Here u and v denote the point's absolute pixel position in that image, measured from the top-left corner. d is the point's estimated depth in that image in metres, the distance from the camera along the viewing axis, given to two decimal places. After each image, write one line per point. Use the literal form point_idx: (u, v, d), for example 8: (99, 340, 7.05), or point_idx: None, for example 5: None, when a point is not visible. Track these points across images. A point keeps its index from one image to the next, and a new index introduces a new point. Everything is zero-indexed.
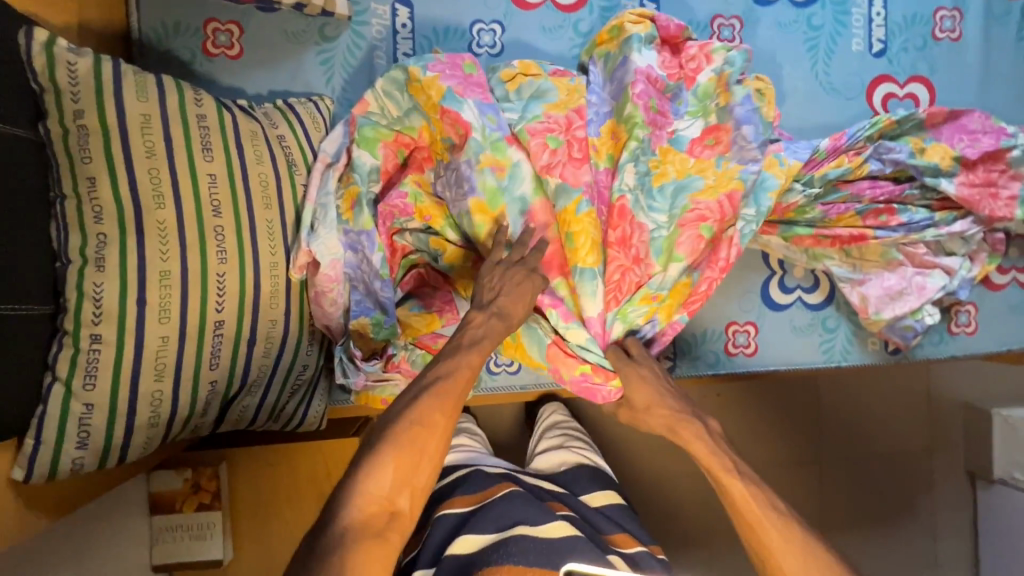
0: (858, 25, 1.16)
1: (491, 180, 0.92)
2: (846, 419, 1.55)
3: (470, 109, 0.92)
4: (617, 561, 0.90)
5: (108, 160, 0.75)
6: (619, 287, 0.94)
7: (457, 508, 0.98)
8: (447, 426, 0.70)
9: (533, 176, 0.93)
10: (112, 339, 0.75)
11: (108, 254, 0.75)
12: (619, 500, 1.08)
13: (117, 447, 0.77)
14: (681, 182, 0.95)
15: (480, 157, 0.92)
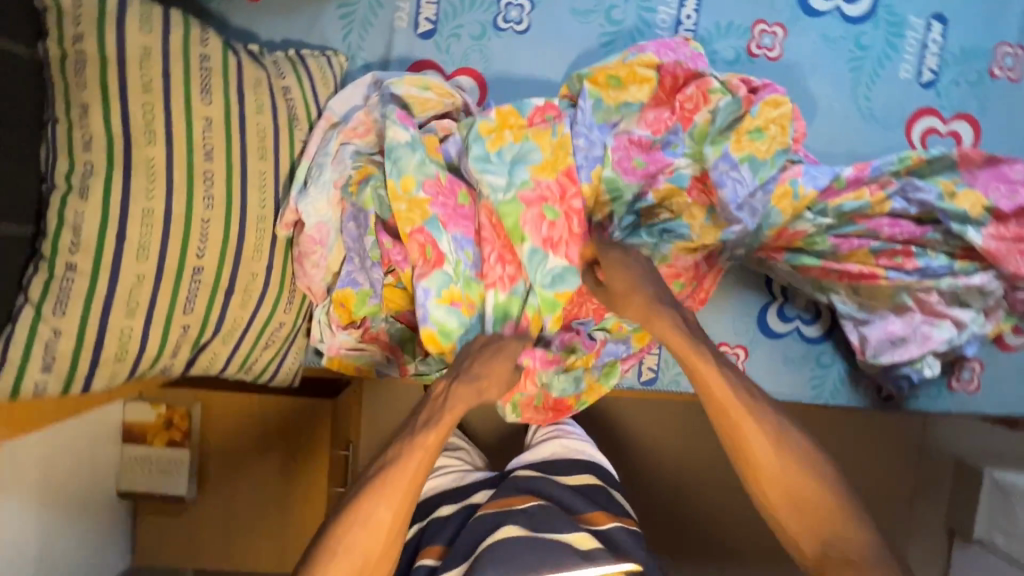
0: (910, 51, 1.09)
1: (439, 307, 0.87)
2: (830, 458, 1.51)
3: (447, 242, 0.89)
4: (582, 539, 0.88)
5: (104, 90, 0.74)
6: (572, 338, 0.97)
7: (430, 560, 0.94)
8: (396, 500, 0.75)
9: (495, 309, 0.91)
10: (87, 269, 0.75)
11: (92, 184, 0.74)
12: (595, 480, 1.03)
13: (82, 376, 0.77)
14: (670, 225, 0.97)
15: (443, 291, 0.88)
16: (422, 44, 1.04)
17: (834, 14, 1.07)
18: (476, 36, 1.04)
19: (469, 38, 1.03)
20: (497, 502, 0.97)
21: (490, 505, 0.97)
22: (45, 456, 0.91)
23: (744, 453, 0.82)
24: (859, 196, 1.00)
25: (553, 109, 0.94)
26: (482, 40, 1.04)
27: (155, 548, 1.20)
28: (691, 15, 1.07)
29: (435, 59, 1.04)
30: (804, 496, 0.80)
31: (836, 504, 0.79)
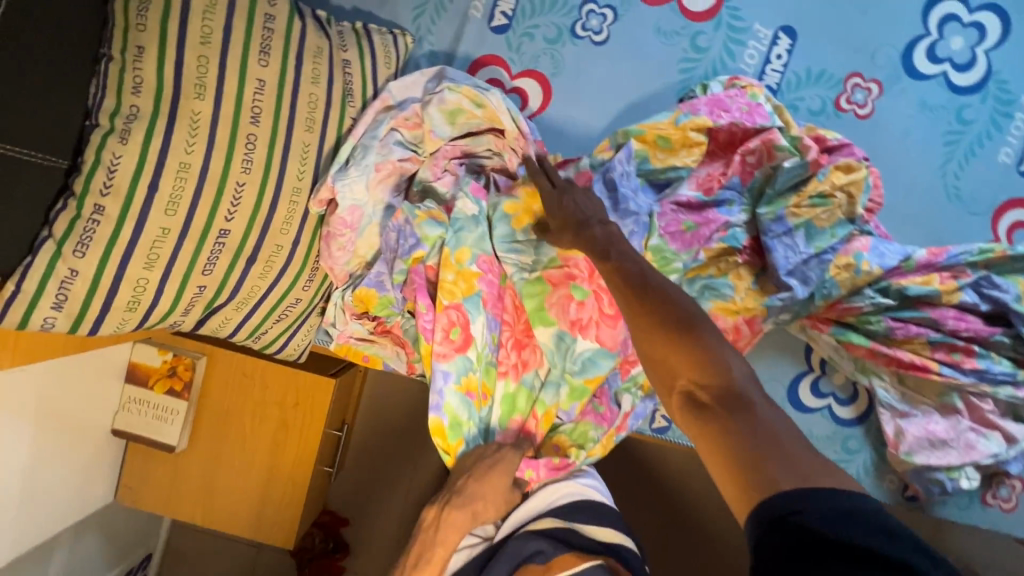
0: (1016, 134, 0.99)
1: (455, 397, 0.88)
2: None
3: (481, 325, 0.90)
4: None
5: (162, 35, 0.72)
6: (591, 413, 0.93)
7: None
8: None
9: (506, 399, 0.92)
10: (114, 215, 0.73)
11: (135, 129, 0.72)
12: (554, 522, 0.87)
13: (91, 320, 0.76)
14: (713, 281, 0.93)
15: (462, 377, 0.89)
16: (493, 38, 0.99)
17: (940, 80, 0.98)
18: (550, 39, 0.99)
19: (543, 40, 0.98)
20: None
21: None
22: (44, 385, 0.91)
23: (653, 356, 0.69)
24: (927, 280, 0.92)
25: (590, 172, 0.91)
26: (556, 44, 0.98)
27: (137, 489, 1.20)
28: (782, 54, 0.99)
29: (503, 56, 0.99)
30: (675, 351, 0.67)
31: (704, 356, 0.66)
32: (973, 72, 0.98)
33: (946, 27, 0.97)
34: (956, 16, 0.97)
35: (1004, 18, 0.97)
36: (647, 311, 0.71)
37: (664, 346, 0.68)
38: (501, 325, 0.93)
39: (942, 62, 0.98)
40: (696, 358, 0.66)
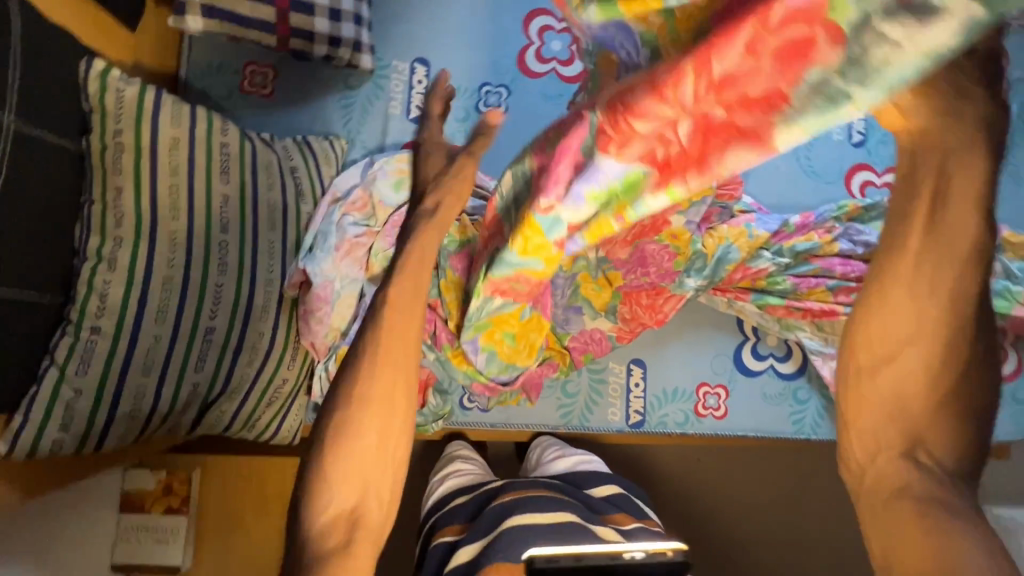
0: None
1: (501, 362, 0.93)
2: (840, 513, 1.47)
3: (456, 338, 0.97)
4: (607, 531, 0.90)
5: (137, 175, 0.85)
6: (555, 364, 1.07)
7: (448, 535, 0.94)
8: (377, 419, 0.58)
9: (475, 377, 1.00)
10: (111, 333, 0.82)
11: (121, 255, 0.83)
12: (616, 488, 1.05)
13: (96, 434, 0.82)
14: None
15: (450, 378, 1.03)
16: (413, 127, 1.18)
17: None
18: (460, 118, 1.19)
19: (455, 120, 1.18)
20: (516, 490, 0.96)
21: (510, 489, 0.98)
22: (45, 525, 0.92)
23: (871, 372, 0.52)
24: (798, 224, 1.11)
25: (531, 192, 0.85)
26: (466, 122, 1.19)
27: None
28: None
29: None
30: (917, 395, 0.50)
31: (975, 417, 0.49)
32: None
33: None
34: None
35: None
36: (933, 316, 0.48)
37: (890, 408, 0.52)
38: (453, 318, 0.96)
39: None
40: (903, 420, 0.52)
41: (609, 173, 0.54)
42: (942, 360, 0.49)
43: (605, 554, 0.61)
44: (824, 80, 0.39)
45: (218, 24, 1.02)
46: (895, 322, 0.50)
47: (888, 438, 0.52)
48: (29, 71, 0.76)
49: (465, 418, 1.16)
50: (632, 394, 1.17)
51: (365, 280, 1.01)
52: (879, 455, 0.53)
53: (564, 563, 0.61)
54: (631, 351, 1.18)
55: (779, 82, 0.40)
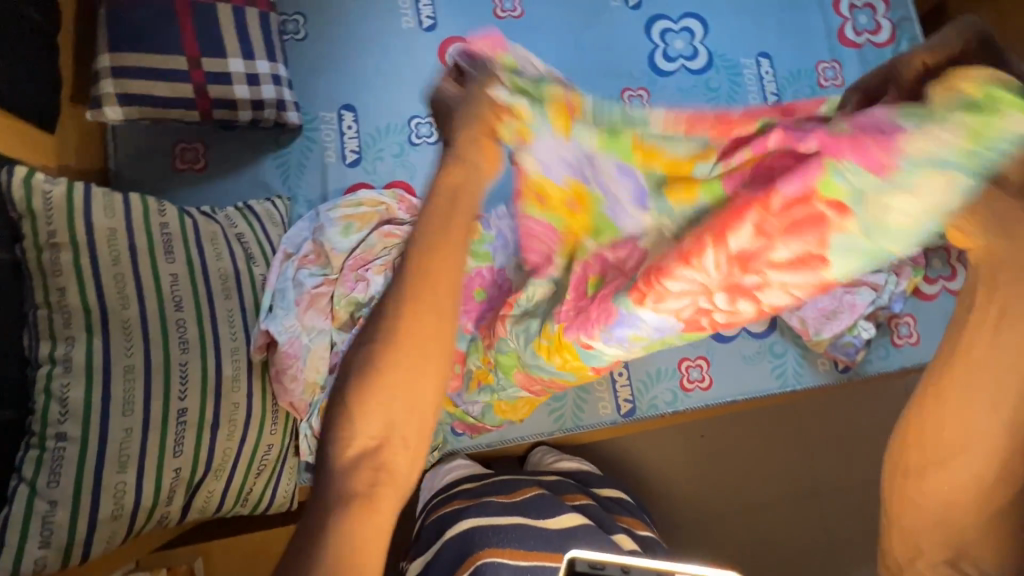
0: (751, 84, 1.33)
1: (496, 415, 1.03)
2: (846, 456, 1.49)
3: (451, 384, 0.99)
4: (624, 538, 0.89)
5: (78, 272, 0.84)
6: None
7: (453, 504, 0.95)
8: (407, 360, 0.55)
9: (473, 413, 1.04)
10: (78, 435, 0.79)
11: (75, 355, 0.81)
12: (621, 495, 1.07)
13: (80, 545, 0.79)
14: None
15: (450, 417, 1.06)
16: (352, 171, 1.20)
17: (682, 70, 1.32)
18: (396, 154, 1.22)
19: (391, 157, 1.21)
20: (522, 490, 0.96)
21: (518, 487, 0.98)
22: None
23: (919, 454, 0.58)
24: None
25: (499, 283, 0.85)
26: (402, 157, 1.21)
27: None
28: None
29: (365, 181, 1.20)
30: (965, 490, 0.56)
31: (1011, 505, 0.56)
32: (700, 57, 1.32)
33: (667, 36, 1.32)
34: (670, 27, 1.33)
35: (699, 18, 1.34)
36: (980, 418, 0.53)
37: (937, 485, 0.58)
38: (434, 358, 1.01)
39: (677, 59, 1.32)
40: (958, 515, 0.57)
41: (645, 324, 0.64)
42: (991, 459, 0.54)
43: (655, 569, 0.53)
44: (851, 241, 0.48)
45: (137, 110, 1.03)
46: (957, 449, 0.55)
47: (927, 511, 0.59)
48: None
49: (460, 444, 1.15)
50: (617, 384, 1.18)
51: (334, 329, 1.01)
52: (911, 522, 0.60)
53: (611, 573, 0.54)
54: None
55: (805, 246, 0.49)
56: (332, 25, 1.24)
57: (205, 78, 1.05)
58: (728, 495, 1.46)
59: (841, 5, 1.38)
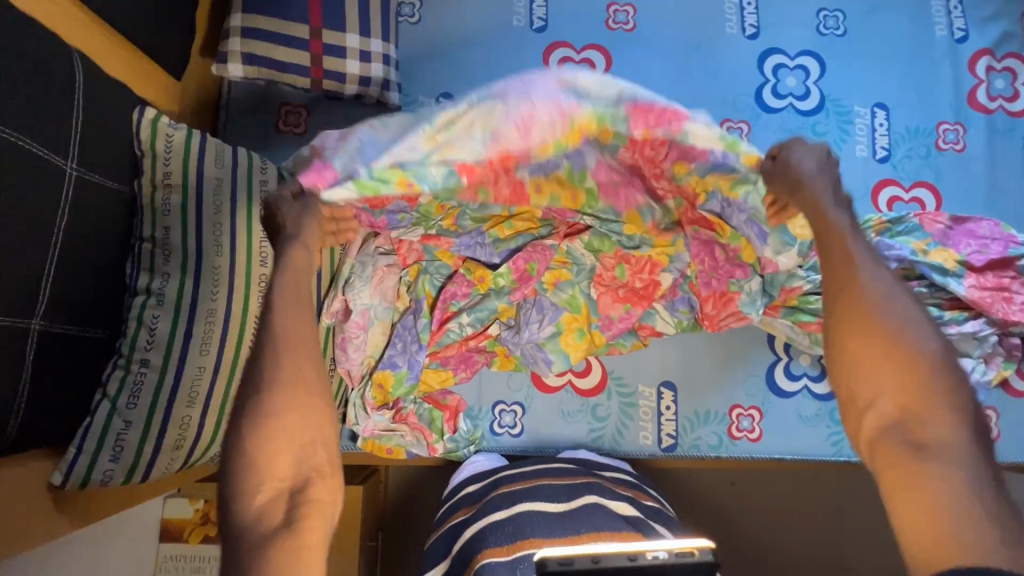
0: (861, 134, 1.26)
1: (484, 311, 1.08)
2: (889, 542, 1.38)
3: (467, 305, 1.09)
4: (623, 507, 0.89)
5: (183, 216, 0.90)
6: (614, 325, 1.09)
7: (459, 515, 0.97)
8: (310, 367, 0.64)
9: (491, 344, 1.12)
10: (158, 365, 0.85)
11: (168, 292, 0.88)
12: (625, 475, 1.05)
13: (144, 466, 0.85)
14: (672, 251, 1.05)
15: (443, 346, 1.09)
16: None
17: (790, 108, 1.26)
18: None
19: None
20: (518, 481, 0.96)
21: (511, 476, 0.98)
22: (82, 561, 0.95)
23: (860, 360, 0.61)
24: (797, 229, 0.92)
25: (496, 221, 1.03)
26: None
27: None
28: None
29: None
30: (902, 392, 0.58)
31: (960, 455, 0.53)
32: (811, 98, 1.27)
33: (780, 71, 1.27)
34: (784, 63, 1.28)
35: (817, 57, 1.28)
36: (894, 345, 0.60)
37: (892, 478, 0.55)
38: (453, 280, 1.08)
39: (786, 97, 1.27)
40: (895, 355, 0.59)
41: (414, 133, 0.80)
42: (900, 359, 0.59)
43: (625, 554, 0.58)
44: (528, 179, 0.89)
45: (256, 70, 1.09)
46: (843, 317, 0.63)
47: (866, 398, 0.60)
48: (85, 132, 0.82)
49: (495, 442, 1.15)
50: (663, 416, 1.16)
51: (396, 308, 1.09)
52: (863, 417, 0.60)
53: (580, 566, 0.57)
54: (660, 372, 1.17)
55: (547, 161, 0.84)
56: (447, 13, 1.27)
57: (322, 48, 1.09)
58: (752, 552, 1.41)
59: (976, 65, 1.28)
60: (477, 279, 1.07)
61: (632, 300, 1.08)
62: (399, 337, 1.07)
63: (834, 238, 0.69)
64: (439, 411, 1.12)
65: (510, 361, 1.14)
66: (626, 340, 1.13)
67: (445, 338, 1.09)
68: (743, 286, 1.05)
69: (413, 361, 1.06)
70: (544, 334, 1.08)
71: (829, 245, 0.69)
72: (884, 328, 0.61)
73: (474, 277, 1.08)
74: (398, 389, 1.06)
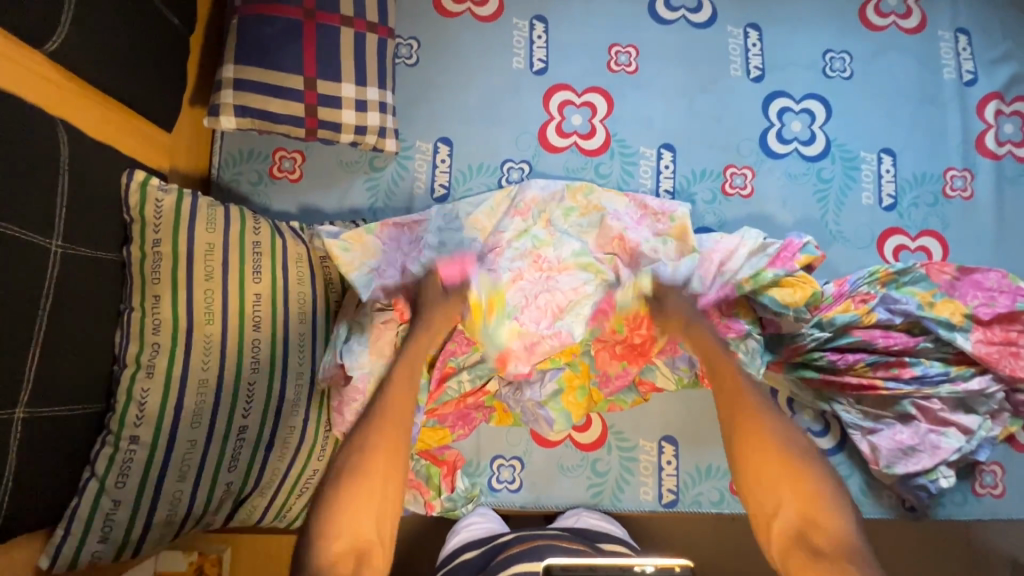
0: (867, 181, 1.23)
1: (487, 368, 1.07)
2: None
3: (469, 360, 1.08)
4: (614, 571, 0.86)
5: (173, 283, 0.88)
6: (614, 381, 1.07)
7: None
8: (385, 437, 0.85)
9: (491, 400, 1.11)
10: (148, 440, 0.84)
11: (158, 363, 0.86)
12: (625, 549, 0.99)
13: (133, 543, 0.84)
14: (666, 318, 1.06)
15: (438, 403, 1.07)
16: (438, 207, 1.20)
17: (795, 154, 1.24)
18: None
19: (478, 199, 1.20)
20: (520, 544, 0.94)
21: (512, 541, 0.97)
22: None
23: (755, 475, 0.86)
24: (784, 297, 1.05)
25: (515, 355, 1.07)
26: None
27: None
28: (668, 164, 1.23)
29: None
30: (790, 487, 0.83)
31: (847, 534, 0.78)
32: (816, 143, 1.24)
33: (785, 116, 1.25)
34: (789, 108, 1.25)
35: (822, 101, 1.25)
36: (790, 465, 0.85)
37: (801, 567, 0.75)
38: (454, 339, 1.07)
39: (792, 142, 1.24)
40: (788, 467, 0.85)
41: None
42: (785, 460, 0.86)
43: (617, 566, 0.63)
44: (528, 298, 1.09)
45: (250, 122, 1.06)
46: (745, 430, 0.90)
47: (778, 510, 0.82)
48: (71, 206, 0.80)
49: (493, 497, 1.14)
50: (664, 472, 1.14)
51: None
52: (773, 522, 0.82)
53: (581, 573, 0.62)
54: (661, 427, 1.16)
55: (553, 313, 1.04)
56: (445, 55, 1.24)
57: (317, 98, 1.07)
58: None
59: (985, 110, 1.26)
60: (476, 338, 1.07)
61: (629, 357, 1.07)
62: None
63: (730, 371, 0.98)
64: (436, 467, 1.11)
65: (508, 416, 1.12)
66: (627, 396, 1.11)
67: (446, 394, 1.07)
68: (740, 346, 1.06)
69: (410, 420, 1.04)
70: (545, 393, 1.07)
71: (722, 379, 0.97)
72: (779, 447, 0.87)
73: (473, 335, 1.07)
74: None
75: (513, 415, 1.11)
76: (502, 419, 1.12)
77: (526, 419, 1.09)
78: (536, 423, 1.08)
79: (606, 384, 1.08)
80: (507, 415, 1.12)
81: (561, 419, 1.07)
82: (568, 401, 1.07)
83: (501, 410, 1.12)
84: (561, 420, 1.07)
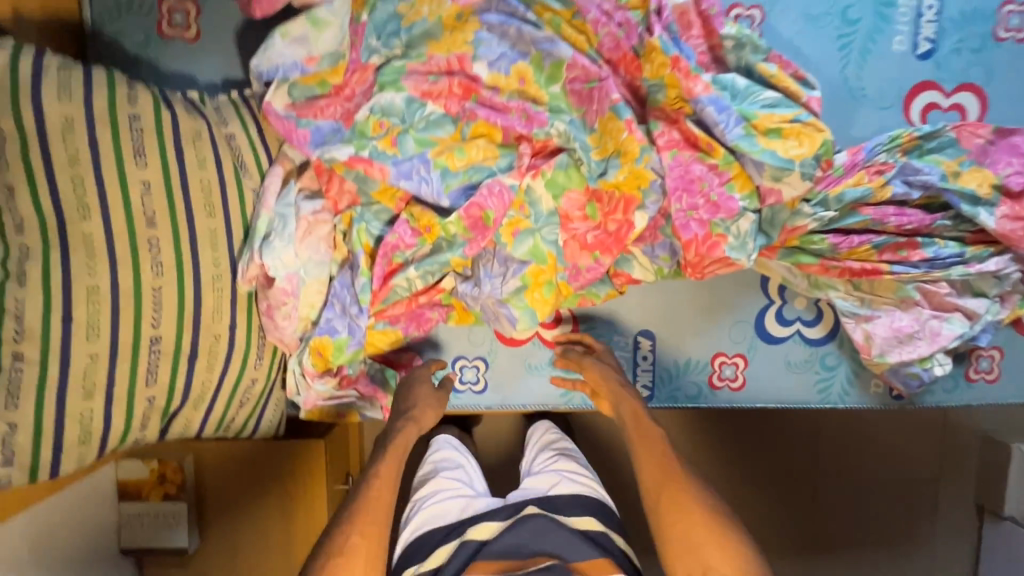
0: (903, 21, 1.00)
1: (436, 263, 0.93)
2: (867, 463, 1.37)
3: (415, 250, 0.94)
4: None
5: (28, 170, 0.69)
6: (584, 273, 0.94)
7: None
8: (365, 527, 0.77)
9: (448, 295, 0.99)
10: (36, 357, 0.70)
11: (29, 267, 0.69)
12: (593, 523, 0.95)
13: (46, 466, 0.74)
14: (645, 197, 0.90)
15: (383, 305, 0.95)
16: None
17: None
18: None
19: None
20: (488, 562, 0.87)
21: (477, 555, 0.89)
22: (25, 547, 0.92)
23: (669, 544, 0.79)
24: (788, 150, 0.85)
25: (472, 239, 0.92)
26: None
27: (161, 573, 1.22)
28: None
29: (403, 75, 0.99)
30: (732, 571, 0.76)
31: None
32: None
33: None
34: None
35: None
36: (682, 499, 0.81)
37: None
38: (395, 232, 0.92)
39: None
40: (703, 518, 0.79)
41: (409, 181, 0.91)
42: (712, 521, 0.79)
43: None
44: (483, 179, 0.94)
45: None
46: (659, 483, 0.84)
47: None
48: None
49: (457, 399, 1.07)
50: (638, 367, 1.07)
51: (334, 261, 0.95)
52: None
53: None
54: (639, 320, 1.06)
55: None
56: None
57: None
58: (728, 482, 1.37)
59: None
60: (422, 229, 0.92)
61: (604, 246, 0.92)
62: (337, 293, 0.94)
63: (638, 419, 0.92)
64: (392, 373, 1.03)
65: (468, 314, 1.00)
66: (600, 290, 0.99)
67: (394, 292, 0.95)
68: (731, 227, 0.90)
69: (354, 324, 0.93)
70: (504, 289, 0.94)
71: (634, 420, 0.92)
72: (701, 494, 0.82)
73: (419, 226, 0.93)
74: (339, 357, 0.94)
75: (472, 313, 1.00)
76: (461, 317, 1.01)
77: (486, 318, 0.98)
78: (500, 322, 0.97)
79: (573, 275, 0.94)
80: (465, 313, 1.00)
81: (525, 318, 0.95)
82: (530, 296, 0.94)
83: (458, 306, 1.00)
84: (523, 320, 0.95)
